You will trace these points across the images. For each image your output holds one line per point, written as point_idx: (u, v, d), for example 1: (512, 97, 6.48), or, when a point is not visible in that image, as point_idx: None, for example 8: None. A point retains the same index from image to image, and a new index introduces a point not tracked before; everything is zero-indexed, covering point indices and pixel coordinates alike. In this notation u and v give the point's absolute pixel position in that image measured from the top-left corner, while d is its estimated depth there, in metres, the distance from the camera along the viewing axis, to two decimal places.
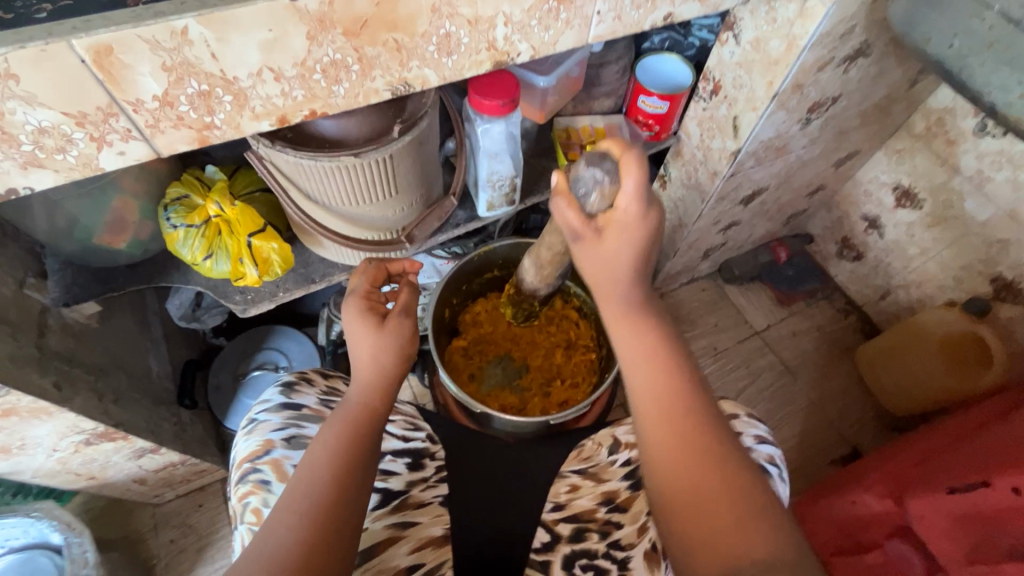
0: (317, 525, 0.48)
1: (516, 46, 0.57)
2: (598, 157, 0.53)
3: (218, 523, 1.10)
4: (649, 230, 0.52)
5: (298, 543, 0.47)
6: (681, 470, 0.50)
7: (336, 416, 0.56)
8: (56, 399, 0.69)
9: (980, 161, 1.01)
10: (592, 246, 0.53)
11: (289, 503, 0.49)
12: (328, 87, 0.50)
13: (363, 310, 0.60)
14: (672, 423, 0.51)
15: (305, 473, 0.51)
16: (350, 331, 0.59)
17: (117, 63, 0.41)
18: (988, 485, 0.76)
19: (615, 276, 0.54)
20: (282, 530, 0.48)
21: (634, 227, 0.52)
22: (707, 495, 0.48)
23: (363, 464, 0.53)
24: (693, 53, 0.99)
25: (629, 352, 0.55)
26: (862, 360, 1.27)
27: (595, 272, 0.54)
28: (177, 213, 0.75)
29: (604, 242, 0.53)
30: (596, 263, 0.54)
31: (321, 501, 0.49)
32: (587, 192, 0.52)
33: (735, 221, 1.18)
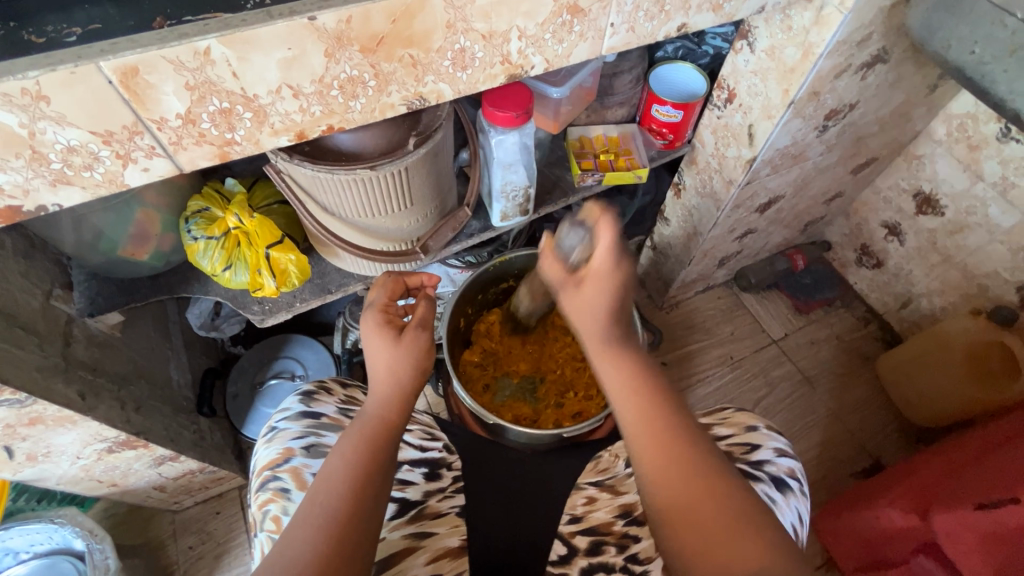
0: (334, 540, 0.48)
1: (530, 59, 0.57)
2: (576, 221, 0.61)
3: (235, 530, 1.11)
4: (621, 276, 0.59)
5: (314, 557, 0.47)
6: (676, 487, 0.51)
7: (352, 429, 0.56)
8: (80, 408, 0.71)
9: (1005, 167, 0.99)
10: (574, 293, 0.60)
11: (307, 515, 0.49)
12: (345, 102, 0.51)
13: (380, 324, 0.60)
14: (659, 445, 0.53)
15: (323, 485, 0.51)
16: (368, 344, 0.60)
17: (142, 83, 0.42)
18: (1016, 501, 0.74)
19: (591, 317, 0.59)
20: (299, 544, 0.48)
21: (610, 277, 0.58)
22: (695, 514, 0.50)
23: (380, 477, 0.53)
24: (707, 62, 0.99)
25: (617, 378, 0.58)
26: (885, 371, 1.24)
27: (576, 315, 0.60)
28: (197, 226, 0.77)
29: (582, 291, 0.59)
30: (575, 310, 0.60)
31: (335, 514, 0.49)
32: (571, 249, 0.61)
33: (751, 229, 1.17)
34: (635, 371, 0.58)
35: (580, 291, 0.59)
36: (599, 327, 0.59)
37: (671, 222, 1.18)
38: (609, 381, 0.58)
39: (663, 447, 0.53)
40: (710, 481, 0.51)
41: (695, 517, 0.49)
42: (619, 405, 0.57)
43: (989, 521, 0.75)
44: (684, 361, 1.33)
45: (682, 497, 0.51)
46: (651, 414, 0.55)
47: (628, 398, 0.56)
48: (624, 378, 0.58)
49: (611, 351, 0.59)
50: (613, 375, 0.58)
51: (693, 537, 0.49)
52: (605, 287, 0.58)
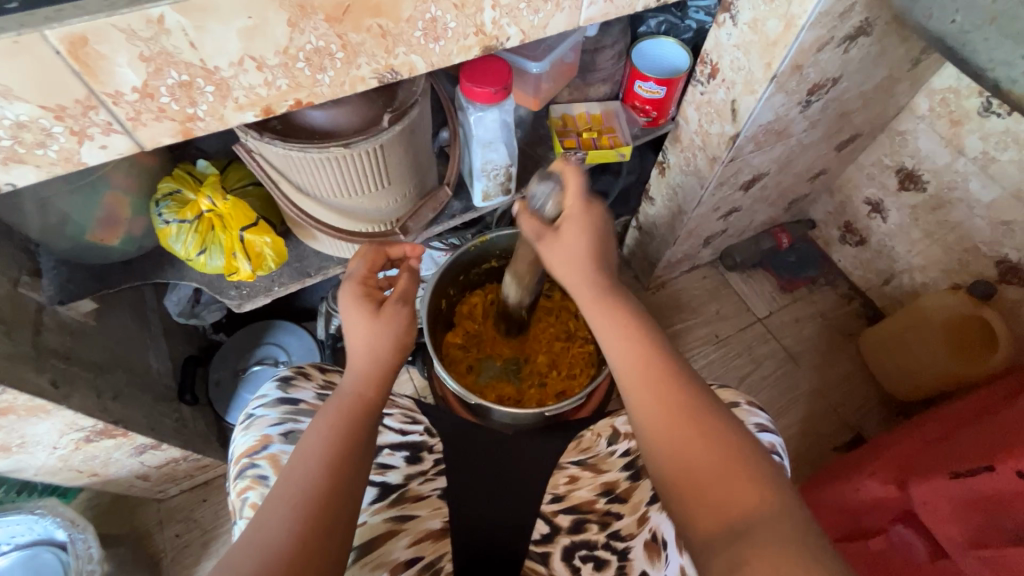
0: (309, 516, 0.48)
1: (505, 30, 0.56)
2: (545, 175, 0.62)
3: (222, 517, 1.10)
4: (597, 221, 0.60)
5: (290, 535, 0.46)
6: (669, 433, 0.50)
7: (329, 406, 0.55)
8: (53, 397, 0.69)
9: (986, 141, 1.00)
10: (555, 242, 0.60)
11: (284, 492, 0.49)
12: (312, 75, 0.49)
13: (359, 297, 0.60)
14: (653, 394, 0.52)
15: (299, 463, 0.51)
16: (347, 319, 0.59)
17: (93, 54, 0.40)
18: (992, 469, 0.75)
19: (575, 263, 0.59)
20: (274, 519, 0.47)
21: (588, 223, 0.60)
22: (697, 460, 0.48)
23: (357, 456, 0.53)
24: (690, 37, 0.98)
25: (609, 329, 0.57)
26: (867, 346, 1.26)
27: (560, 265, 0.60)
28: (169, 209, 0.75)
29: (562, 237, 0.60)
30: (560, 258, 0.60)
31: (312, 491, 0.49)
32: (542, 203, 0.61)
33: (735, 207, 1.16)
34: (626, 320, 0.57)
35: (561, 238, 0.60)
36: (589, 274, 0.59)
37: (656, 201, 1.17)
38: (603, 332, 0.57)
39: (662, 396, 0.52)
40: (710, 426, 0.50)
41: (696, 460, 0.48)
42: (613, 357, 0.55)
43: (963, 489, 0.77)
44: (670, 340, 1.33)
45: (679, 444, 0.50)
46: (644, 361, 0.54)
47: (622, 347, 0.55)
48: (616, 324, 0.56)
49: (600, 303, 0.58)
50: (608, 324, 0.57)
51: (696, 483, 0.48)
52: (583, 232, 0.60)
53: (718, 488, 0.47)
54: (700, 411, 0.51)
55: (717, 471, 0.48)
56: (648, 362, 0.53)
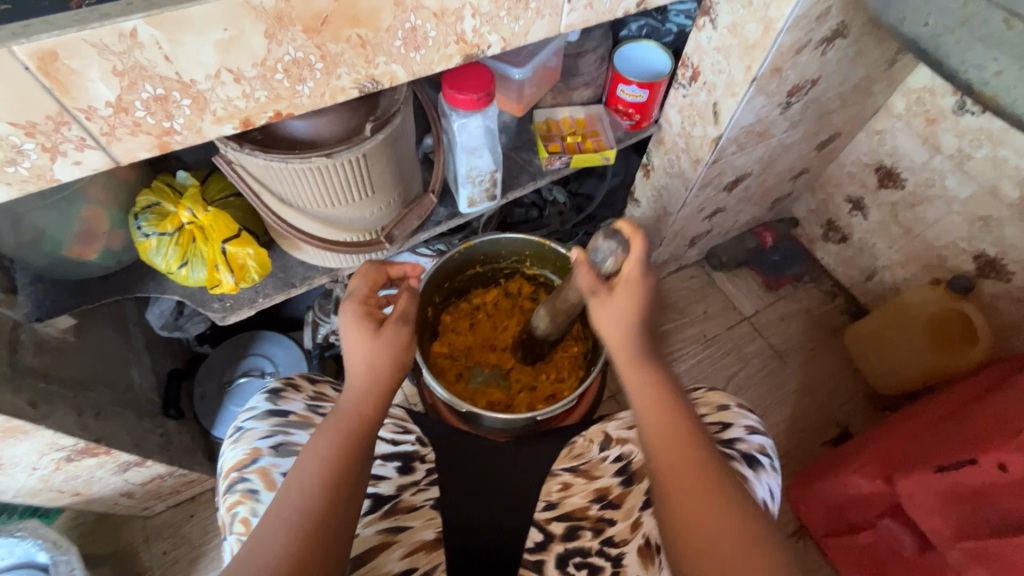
0: (304, 541, 0.47)
1: (486, 38, 0.55)
2: (612, 231, 0.58)
3: (210, 532, 1.09)
4: (653, 289, 0.58)
5: (287, 556, 0.46)
6: (697, 510, 0.51)
7: (324, 426, 0.55)
8: (31, 417, 0.68)
9: (960, 139, 1.02)
10: (606, 302, 0.58)
11: (283, 514, 0.48)
12: (291, 86, 0.48)
13: (359, 316, 0.57)
14: (683, 468, 0.52)
15: (294, 484, 0.50)
16: (346, 338, 0.57)
17: (63, 69, 0.39)
18: (974, 462, 0.75)
19: (622, 327, 0.58)
20: (270, 543, 0.47)
21: (641, 286, 0.57)
22: (710, 533, 0.50)
23: (353, 476, 0.52)
24: (671, 40, 0.98)
25: (643, 394, 0.57)
26: (850, 343, 1.29)
27: (607, 326, 0.58)
28: (148, 222, 0.73)
29: (613, 299, 0.58)
30: (607, 319, 0.58)
31: (307, 513, 0.48)
32: (603, 259, 0.57)
33: (720, 207, 1.18)
34: (665, 388, 0.57)
35: (611, 300, 0.58)
36: (631, 340, 0.58)
37: (642, 203, 1.18)
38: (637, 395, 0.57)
39: (690, 465, 0.53)
40: (728, 502, 0.51)
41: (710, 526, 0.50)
42: (647, 426, 0.56)
43: (949, 482, 0.77)
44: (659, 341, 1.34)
45: (702, 520, 0.50)
46: (674, 428, 0.55)
47: (655, 417, 0.55)
48: (652, 390, 0.57)
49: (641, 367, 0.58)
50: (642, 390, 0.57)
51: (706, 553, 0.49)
52: (638, 296, 0.57)
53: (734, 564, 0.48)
54: (720, 491, 0.51)
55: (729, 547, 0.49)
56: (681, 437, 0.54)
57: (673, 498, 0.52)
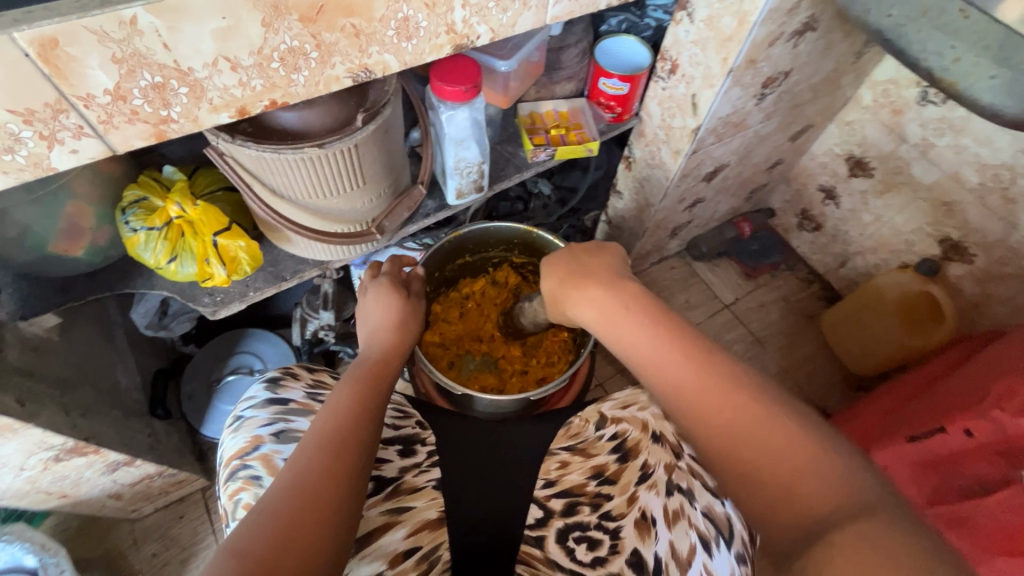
0: (336, 453, 0.52)
1: (474, 28, 0.57)
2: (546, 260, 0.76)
3: (201, 532, 1.08)
4: (578, 258, 0.62)
5: (320, 465, 0.51)
6: (724, 428, 0.47)
7: (352, 373, 0.62)
8: (20, 415, 0.67)
9: (924, 128, 1.07)
10: (549, 286, 0.63)
11: (319, 442, 0.53)
12: (286, 76, 0.49)
13: (391, 289, 0.73)
14: (693, 392, 0.49)
15: (328, 412, 0.56)
16: (376, 303, 0.71)
17: (63, 57, 0.39)
18: (943, 429, 0.80)
19: (581, 289, 0.59)
20: (307, 458, 0.52)
21: (566, 260, 0.62)
22: (745, 458, 0.45)
23: (378, 407, 0.59)
24: (650, 34, 1.01)
25: (635, 336, 0.53)
26: (827, 326, 1.34)
27: (567, 297, 0.60)
28: (136, 217, 0.73)
29: (553, 279, 0.62)
30: (561, 291, 0.61)
31: (341, 437, 0.54)
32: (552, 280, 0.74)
33: (699, 198, 1.21)
34: (655, 328, 0.53)
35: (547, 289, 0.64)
36: (598, 300, 0.57)
37: (624, 194, 1.21)
38: (631, 342, 0.54)
39: (699, 386, 0.49)
40: (753, 410, 0.46)
41: (761, 443, 0.45)
42: (648, 367, 0.52)
43: (922, 450, 0.81)
44: None
45: (734, 435, 0.46)
46: (674, 354, 0.51)
47: (650, 352, 0.52)
48: (639, 331, 0.53)
49: (623, 315, 0.55)
50: (631, 333, 0.54)
51: (765, 484, 0.44)
52: (570, 265, 0.62)
53: (787, 475, 0.43)
54: (741, 402, 0.47)
55: (787, 463, 0.43)
56: (682, 362, 0.50)
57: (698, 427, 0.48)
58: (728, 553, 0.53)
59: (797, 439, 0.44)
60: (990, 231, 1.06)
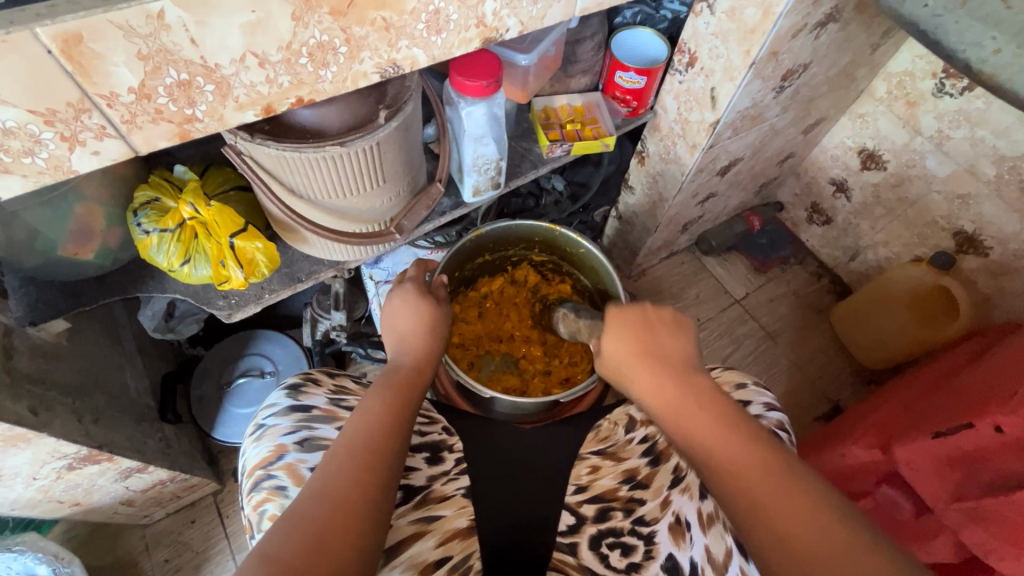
0: (368, 465, 0.51)
1: (504, 21, 0.58)
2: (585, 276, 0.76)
3: (213, 537, 1.06)
4: (649, 330, 0.62)
5: (352, 480, 0.49)
6: (796, 537, 0.46)
7: (386, 380, 0.61)
8: (34, 425, 0.65)
9: (940, 121, 1.06)
10: (612, 352, 0.64)
11: (348, 449, 0.52)
12: (315, 71, 0.49)
13: (418, 292, 0.71)
14: (764, 492, 0.48)
15: (360, 420, 0.55)
16: (402, 303, 0.70)
17: (87, 53, 0.39)
18: (972, 425, 0.79)
19: (649, 366, 0.60)
20: (339, 471, 0.50)
21: (637, 327, 0.63)
22: (812, 567, 0.44)
23: (407, 417, 0.58)
24: (665, 26, 0.98)
25: (702, 427, 0.54)
26: (837, 320, 1.34)
27: (631, 373, 0.61)
28: (148, 218, 0.71)
29: (617, 343, 0.63)
30: (625, 362, 0.62)
31: (372, 448, 0.52)
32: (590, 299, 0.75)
33: (712, 192, 1.20)
34: (727, 424, 0.53)
35: (609, 351, 0.64)
36: (667, 382, 0.58)
37: (636, 189, 1.19)
38: (698, 432, 0.54)
39: (772, 488, 0.48)
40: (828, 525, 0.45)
41: (813, 546, 0.45)
42: (715, 460, 0.52)
43: (948, 447, 0.81)
44: None
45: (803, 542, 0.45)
46: (749, 455, 0.51)
47: (719, 448, 0.52)
48: (709, 424, 0.54)
49: (694, 405, 0.55)
50: (701, 424, 0.54)
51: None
52: (639, 338, 0.62)
53: None
54: (812, 513, 0.46)
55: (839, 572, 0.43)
56: (755, 464, 0.50)
57: (762, 529, 0.47)
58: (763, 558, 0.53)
59: (858, 552, 0.44)
60: (1006, 223, 1.06)
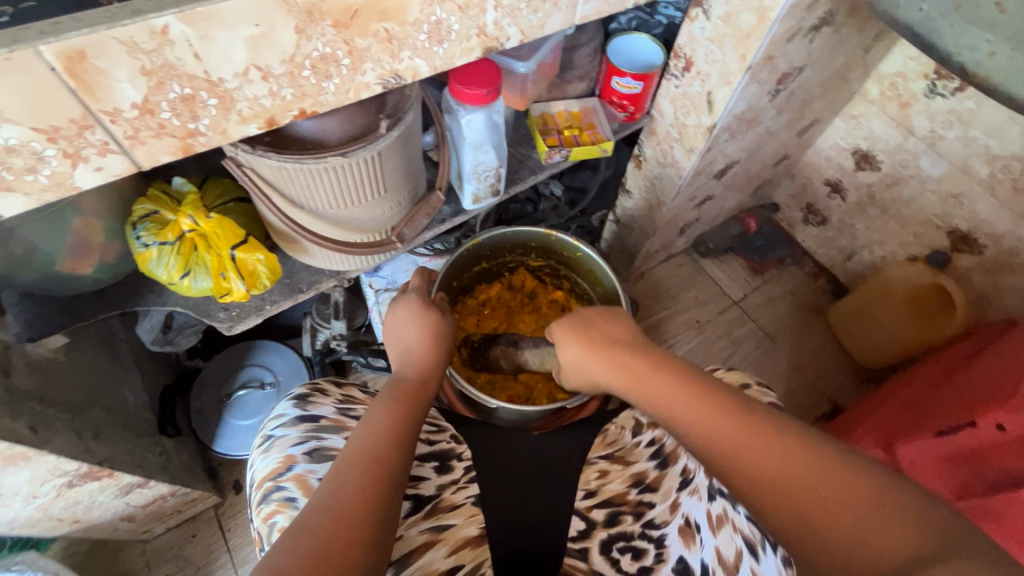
0: (374, 477, 0.50)
1: (505, 30, 0.58)
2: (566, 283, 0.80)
3: (215, 551, 1.05)
4: (590, 325, 0.68)
5: (358, 491, 0.49)
6: (773, 470, 0.48)
7: (390, 391, 0.61)
8: (34, 443, 0.64)
9: (933, 121, 1.07)
10: (567, 352, 0.68)
11: (354, 459, 0.51)
12: (317, 83, 0.49)
13: (423, 303, 0.71)
14: (735, 438, 0.51)
15: (366, 431, 0.54)
16: (406, 315, 0.70)
17: (91, 69, 0.39)
18: (974, 424, 0.80)
19: (602, 352, 0.63)
20: (346, 483, 0.49)
21: (581, 324, 0.68)
22: (799, 500, 0.46)
23: (413, 429, 0.57)
24: (660, 32, 0.99)
25: (663, 391, 0.56)
26: (837, 321, 1.34)
27: (588, 361, 0.65)
28: (147, 231, 0.70)
29: (569, 343, 0.68)
30: (579, 357, 0.66)
31: (378, 459, 0.52)
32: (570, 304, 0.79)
33: (709, 195, 1.20)
34: (684, 383, 0.56)
35: (565, 351, 0.68)
36: (619, 362, 0.62)
37: (633, 193, 1.20)
38: (661, 396, 0.56)
39: (741, 432, 0.51)
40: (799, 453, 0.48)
41: (812, 491, 0.46)
42: (682, 418, 0.54)
43: (950, 446, 0.80)
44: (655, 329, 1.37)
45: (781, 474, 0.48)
46: (709, 406, 0.53)
47: (683, 405, 0.54)
48: (667, 385, 0.57)
49: (648, 373, 0.59)
50: (659, 388, 0.57)
51: (825, 531, 0.45)
52: (584, 333, 0.67)
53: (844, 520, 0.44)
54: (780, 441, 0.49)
55: (847, 520, 0.44)
56: (718, 415, 0.52)
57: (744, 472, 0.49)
58: (774, 555, 0.52)
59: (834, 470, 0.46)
60: (1000, 222, 1.07)
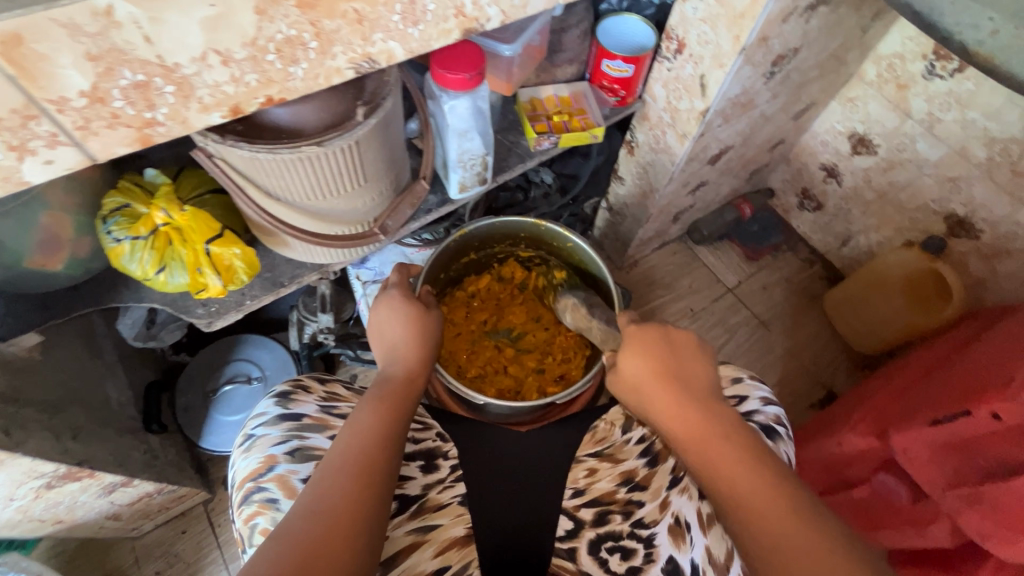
0: (361, 485, 0.49)
1: (484, 11, 0.55)
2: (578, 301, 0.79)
3: (205, 547, 1.04)
4: (665, 350, 0.61)
5: (344, 500, 0.47)
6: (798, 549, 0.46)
7: (377, 392, 0.59)
8: (7, 445, 0.63)
9: (931, 103, 1.05)
10: (623, 370, 0.62)
11: (342, 464, 0.50)
12: (284, 68, 0.47)
13: (406, 298, 0.69)
14: (767, 506, 0.48)
15: (353, 435, 0.53)
16: (389, 311, 0.68)
17: (30, 55, 0.37)
18: (969, 413, 0.77)
19: (666, 381, 0.58)
20: (333, 491, 0.47)
21: (653, 346, 0.62)
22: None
23: (400, 433, 0.55)
24: (652, 12, 0.95)
25: (713, 442, 0.53)
26: (831, 308, 1.33)
27: (646, 386, 0.60)
28: (119, 226, 0.68)
29: (631, 359, 0.61)
30: (639, 377, 0.60)
31: (366, 463, 0.50)
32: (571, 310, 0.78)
33: (703, 181, 1.18)
34: (738, 442, 0.53)
35: (621, 368, 0.62)
36: (685, 401, 0.56)
37: (626, 180, 1.17)
38: (708, 447, 0.53)
39: (778, 503, 0.48)
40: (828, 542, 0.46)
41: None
42: (724, 475, 0.51)
43: (943, 434, 0.79)
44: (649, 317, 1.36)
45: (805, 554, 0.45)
46: (752, 469, 0.51)
47: (728, 463, 0.51)
48: (722, 440, 0.53)
49: (711, 425, 0.54)
50: (716, 441, 0.53)
51: None
52: (650, 357, 0.61)
53: None
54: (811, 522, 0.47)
55: None
56: (764, 483, 0.49)
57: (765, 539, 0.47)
58: None
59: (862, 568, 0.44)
60: (997, 206, 1.05)
